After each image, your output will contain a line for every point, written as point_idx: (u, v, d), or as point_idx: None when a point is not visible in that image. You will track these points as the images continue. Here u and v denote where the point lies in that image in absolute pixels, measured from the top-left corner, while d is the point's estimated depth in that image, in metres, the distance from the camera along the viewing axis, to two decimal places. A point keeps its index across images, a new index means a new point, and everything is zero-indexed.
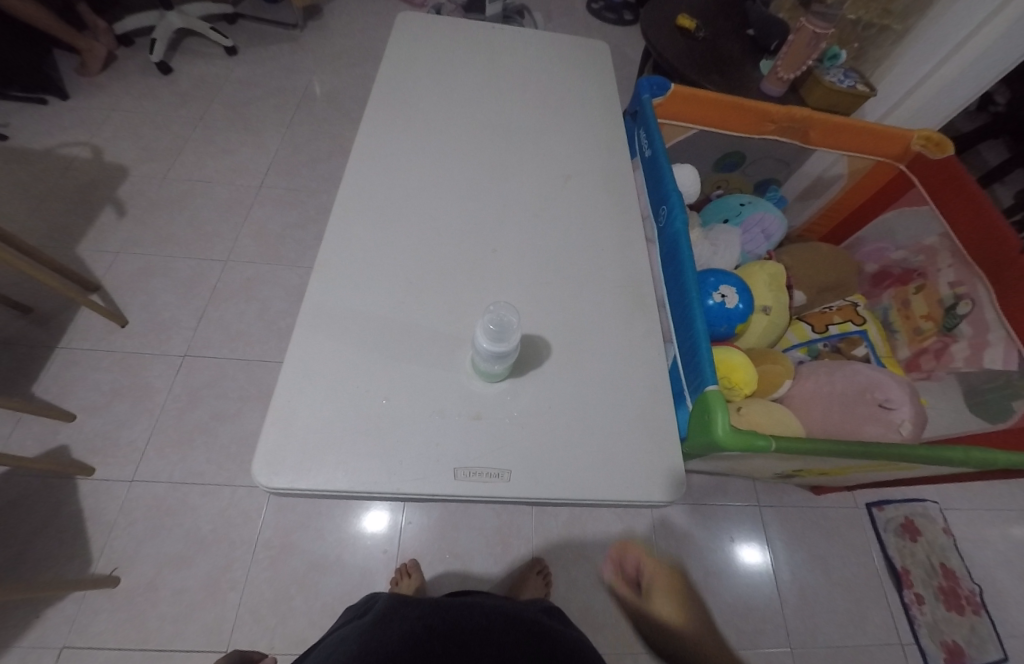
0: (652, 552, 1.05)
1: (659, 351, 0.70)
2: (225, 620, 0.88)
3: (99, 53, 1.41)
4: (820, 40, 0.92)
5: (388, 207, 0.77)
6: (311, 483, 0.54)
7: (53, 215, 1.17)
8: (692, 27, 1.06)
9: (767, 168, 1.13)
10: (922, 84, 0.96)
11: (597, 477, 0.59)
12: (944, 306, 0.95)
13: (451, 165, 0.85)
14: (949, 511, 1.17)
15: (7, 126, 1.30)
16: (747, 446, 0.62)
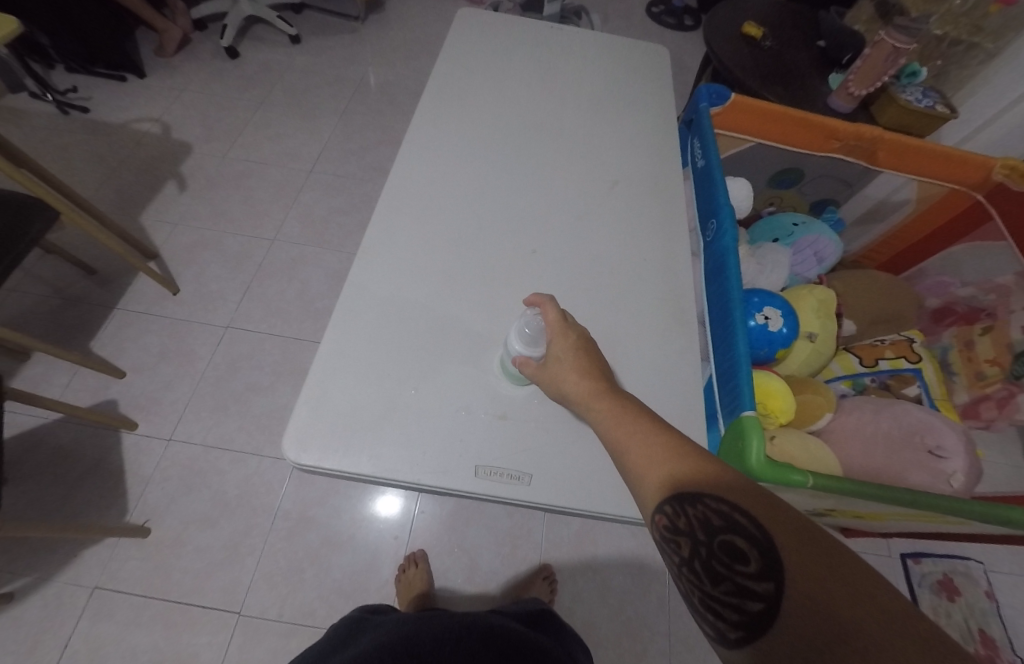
0: (663, 575, 1.01)
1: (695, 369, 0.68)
2: (240, 583, 0.92)
3: (174, 36, 1.50)
4: (900, 55, 0.86)
5: (432, 201, 0.78)
6: (337, 465, 0.56)
7: (124, 185, 1.26)
8: (758, 36, 1.02)
9: (827, 187, 1.07)
10: (1013, 107, 0.88)
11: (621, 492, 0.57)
12: (1013, 352, 0.86)
13: (496, 163, 0.85)
14: (997, 573, 1.08)
15: (91, 101, 1.40)
16: (779, 479, 0.58)
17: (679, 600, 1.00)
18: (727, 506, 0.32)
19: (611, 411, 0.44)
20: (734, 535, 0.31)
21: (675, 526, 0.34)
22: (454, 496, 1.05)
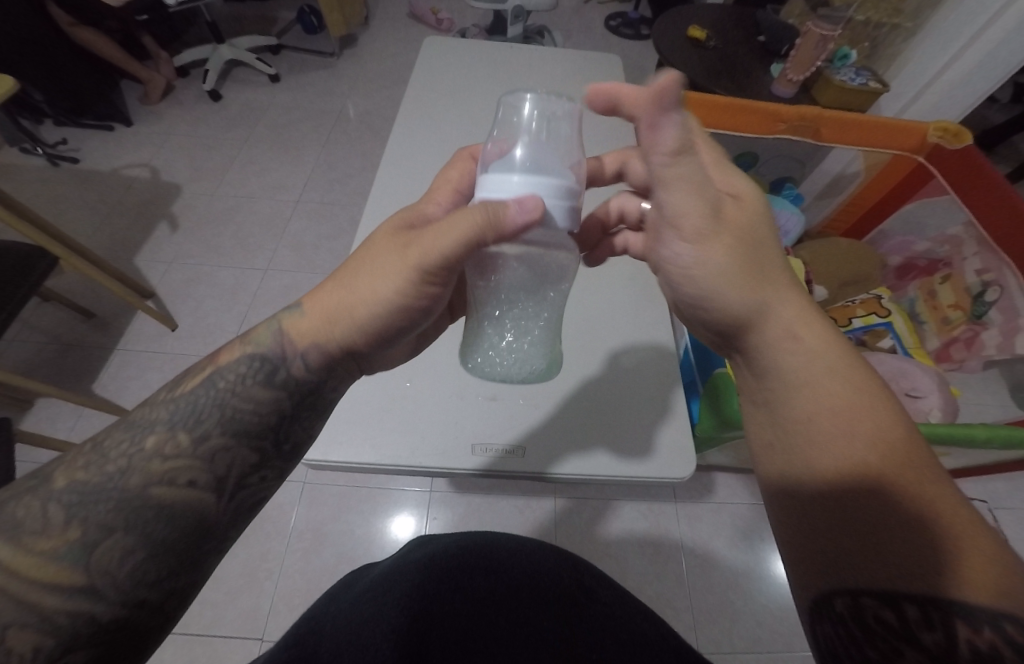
0: (677, 551, 1.03)
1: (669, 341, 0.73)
2: (260, 607, 0.93)
3: (158, 84, 1.57)
4: (827, 41, 0.96)
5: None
6: (339, 456, 0.58)
7: (116, 231, 1.29)
8: (703, 37, 1.11)
9: (783, 166, 1.14)
10: (939, 77, 0.96)
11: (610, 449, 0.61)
12: (972, 295, 0.95)
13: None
14: (998, 514, 1.11)
15: (80, 152, 1.45)
16: None
17: (695, 574, 1.01)
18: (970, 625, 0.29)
19: (842, 430, 0.36)
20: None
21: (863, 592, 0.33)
22: (466, 496, 1.07)
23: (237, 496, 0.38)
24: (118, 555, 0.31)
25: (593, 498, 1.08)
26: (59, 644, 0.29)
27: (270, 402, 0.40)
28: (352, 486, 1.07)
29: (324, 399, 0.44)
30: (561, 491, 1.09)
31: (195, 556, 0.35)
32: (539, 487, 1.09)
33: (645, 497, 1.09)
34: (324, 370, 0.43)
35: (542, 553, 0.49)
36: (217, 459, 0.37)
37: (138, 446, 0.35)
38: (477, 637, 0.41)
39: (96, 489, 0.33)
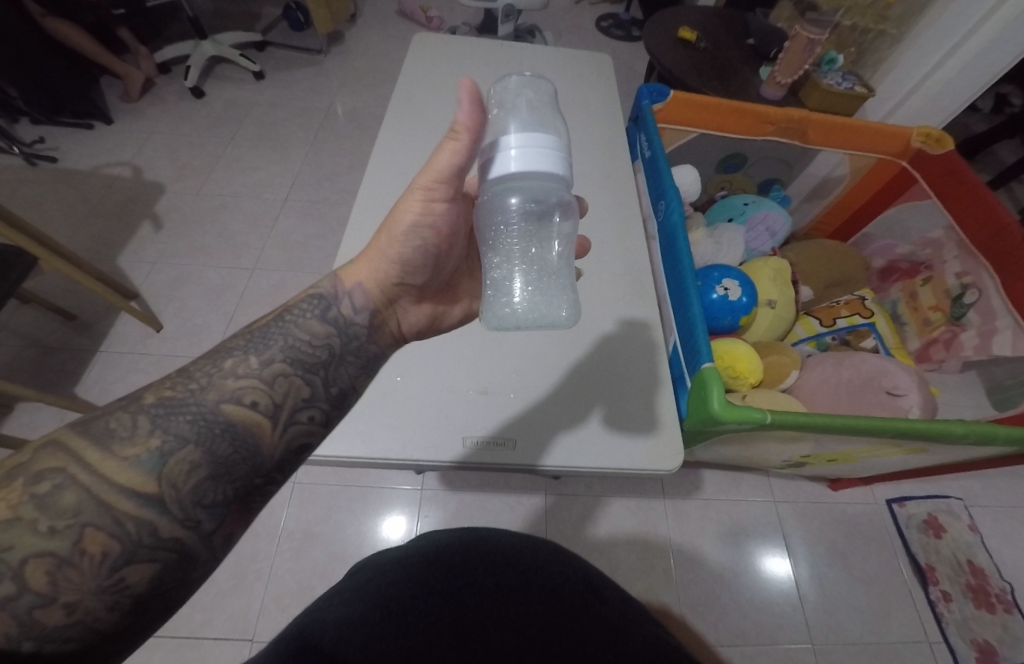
0: (665, 546, 1.05)
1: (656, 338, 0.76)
2: (251, 609, 0.93)
3: (137, 79, 1.52)
4: (816, 45, 0.96)
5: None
6: (330, 452, 0.61)
7: (97, 229, 1.26)
8: (694, 38, 1.11)
9: (771, 168, 1.15)
10: (923, 83, 0.98)
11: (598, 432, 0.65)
12: (951, 296, 0.97)
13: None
14: (973, 510, 1.14)
15: (58, 151, 1.41)
16: (743, 418, 0.68)
17: (683, 570, 1.03)
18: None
19: None
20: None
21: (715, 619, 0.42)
22: (458, 497, 1.07)
23: (288, 432, 0.42)
24: (186, 467, 0.35)
25: (583, 496, 1.10)
26: (122, 551, 0.32)
27: (323, 340, 0.46)
28: (343, 486, 1.07)
29: (367, 350, 0.49)
30: (551, 490, 1.10)
31: (247, 488, 0.39)
32: (530, 485, 1.10)
33: (634, 495, 1.10)
34: (366, 312, 0.48)
35: (548, 550, 0.50)
36: (277, 386, 0.42)
37: (217, 368, 0.40)
38: (486, 623, 0.42)
39: (179, 404, 0.37)
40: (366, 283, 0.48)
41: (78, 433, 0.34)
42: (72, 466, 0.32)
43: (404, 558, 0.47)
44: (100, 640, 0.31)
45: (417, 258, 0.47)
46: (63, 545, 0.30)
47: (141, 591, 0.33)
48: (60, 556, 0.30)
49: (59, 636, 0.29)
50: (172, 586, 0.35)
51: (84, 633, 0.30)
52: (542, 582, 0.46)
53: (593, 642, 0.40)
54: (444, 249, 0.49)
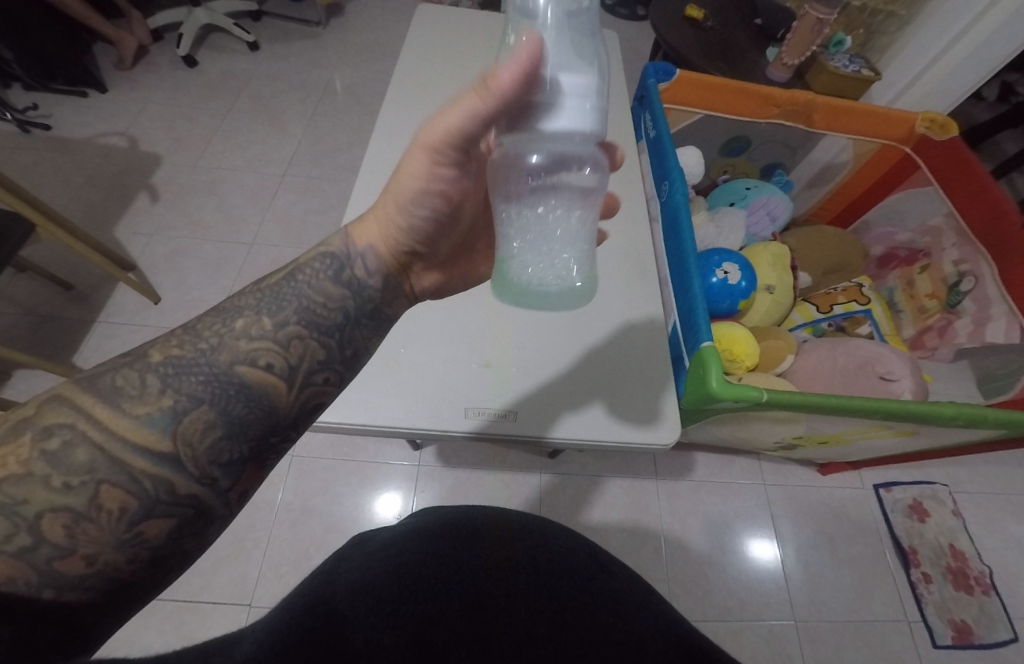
0: (655, 525, 1.07)
1: (653, 319, 0.80)
2: (248, 576, 0.95)
3: (129, 45, 1.49)
4: (824, 25, 0.94)
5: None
6: (337, 417, 0.66)
7: (93, 200, 1.25)
8: (700, 17, 1.09)
9: (773, 152, 1.14)
10: (930, 68, 0.97)
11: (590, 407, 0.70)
12: (948, 284, 0.98)
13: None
14: (958, 496, 1.16)
15: (52, 119, 1.38)
16: (740, 395, 0.70)
17: (672, 547, 1.06)
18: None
19: None
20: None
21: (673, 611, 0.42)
22: (453, 472, 1.09)
23: (304, 391, 0.39)
24: (203, 426, 0.33)
25: (577, 475, 1.12)
26: (140, 507, 0.30)
27: (339, 302, 0.42)
28: (340, 459, 1.08)
29: (384, 313, 0.46)
30: (546, 468, 1.12)
31: (262, 446, 0.37)
32: (525, 463, 1.12)
33: (626, 474, 1.12)
34: (380, 278, 0.44)
35: (554, 528, 0.49)
36: (291, 347, 0.38)
37: (228, 328, 0.36)
38: (495, 593, 0.41)
39: (190, 362, 0.34)
40: (380, 248, 0.43)
41: (87, 391, 0.31)
42: (81, 422, 0.30)
43: (415, 528, 0.44)
44: (117, 592, 0.30)
45: (425, 224, 0.39)
46: (78, 499, 0.28)
47: (158, 547, 0.31)
48: (76, 511, 0.28)
49: (79, 584, 0.28)
50: (187, 546, 0.33)
51: (104, 586, 0.29)
52: (551, 554, 0.45)
53: (603, 612, 0.40)
54: (459, 214, 0.41)
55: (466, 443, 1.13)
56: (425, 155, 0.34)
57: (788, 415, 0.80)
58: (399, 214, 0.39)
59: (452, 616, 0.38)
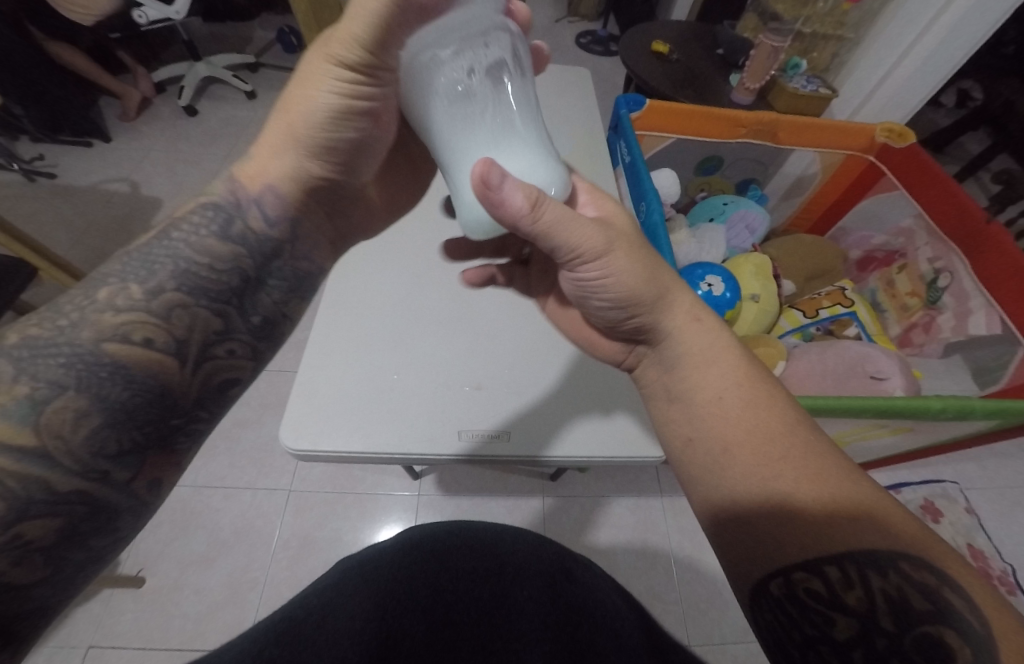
0: (664, 544, 1.05)
1: None
2: (245, 618, 0.92)
3: (133, 97, 1.57)
4: (779, 53, 1.02)
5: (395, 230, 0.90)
6: (331, 446, 0.67)
7: (93, 246, 1.29)
8: (666, 51, 1.17)
9: (747, 169, 1.20)
10: (882, 84, 1.04)
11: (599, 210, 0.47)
12: (926, 282, 1.01)
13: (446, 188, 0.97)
14: (970, 493, 1.14)
15: (57, 167, 1.45)
16: None
17: (682, 565, 1.03)
18: (927, 581, 0.30)
19: None
20: (940, 626, 0.28)
21: (842, 595, 0.32)
22: (454, 498, 1.07)
23: (200, 378, 0.40)
24: (73, 417, 0.31)
25: (580, 494, 1.10)
26: (13, 509, 0.28)
27: (227, 259, 0.42)
28: (339, 492, 1.06)
29: (286, 268, 0.47)
30: (548, 492, 1.10)
31: (162, 432, 0.37)
32: (528, 487, 1.10)
33: (630, 492, 1.11)
34: (279, 219, 0.46)
35: (525, 538, 0.52)
36: (170, 332, 0.38)
37: (91, 301, 0.35)
38: (457, 603, 0.45)
39: (47, 344, 0.32)
40: (282, 189, 0.45)
41: None
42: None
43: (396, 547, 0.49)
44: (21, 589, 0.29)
45: (354, 142, 0.44)
46: (31, 439, 0.29)
47: (52, 549, 0.30)
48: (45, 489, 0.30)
49: (54, 507, 0.30)
50: (93, 546, 0.33)
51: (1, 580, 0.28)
52: (515, 569, 0.48)
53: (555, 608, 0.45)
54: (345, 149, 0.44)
55: (466, 469, 1.11)
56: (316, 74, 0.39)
57: None
58: (309, 140, 0.43)
59: (405, 629, 0.42)
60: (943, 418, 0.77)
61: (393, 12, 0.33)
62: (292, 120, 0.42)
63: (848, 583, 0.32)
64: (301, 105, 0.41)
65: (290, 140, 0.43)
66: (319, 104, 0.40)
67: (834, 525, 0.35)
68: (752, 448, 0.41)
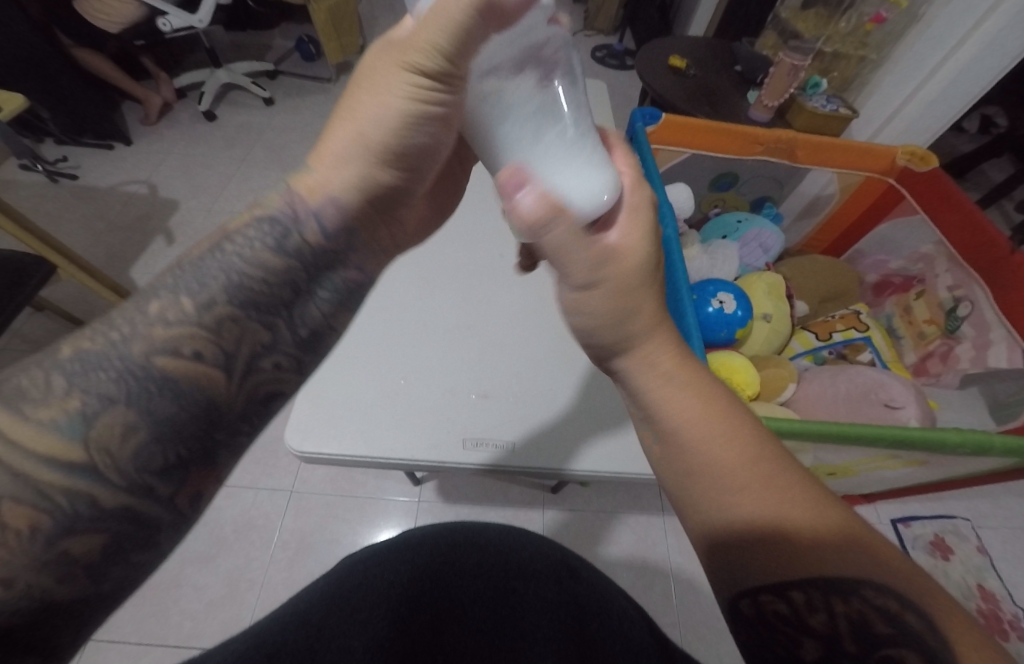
0: (664, 564, 1.04)
1: None
2: (241, 619, 0.92)
3: (155, 102, 1.61)
4: (799, 70, 1.00)
5: None
6: (335, 450, 0.66)
7: (112, 244, 1.32)
8: (683, 66, 1.16)
9: (762, 187, 1.17)
10: (904, 105, 1.01)
11: (617, 239, 0.39)
12: (945, 310, 0.98)
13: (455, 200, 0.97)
14: (983, 530, 1.11)
15: (80, 169, 1.49)
16: None
17: (682, 587, 1.01)
18: (891, 606, 0.28)
19: None
20: (904, 648, 0.27)
21: (807, 620, 0.30)
22: (451, 508, 1.07)
23: (248, 385, 0.35)
24: (119, 430, 0.28)
25: (579, 509, 1.09)
26: (56, 524, 0.26)
27: (280, 269, 0.37)
28: (339, 495, 1.07)
29: (342, 279, 0.42)
30: (548, 504, 1.09)
31: (206, 446, 0.32)
32: (528, 498, 1.09)
33: (630, 509, 1.09)
34: (339, 237, 0.40)
35: (530, 538, 0.48)
36: (222, 337, 0.33)
37: (141, 310, 0.31)
38: (463, 602, 0.45)
39: (98, 354, 0.29)
40: (342, 201, 0.39)
41: None
42: None
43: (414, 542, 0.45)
44: (44, 619, 0.25)
45: (423, 149, 0.40)
46: (80, 453, 0.27)
47: (94, 564, 0.27)
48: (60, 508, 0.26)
49: (93, 524, 0.27)
50: (135, 561, 0.29)
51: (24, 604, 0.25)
52: (522, 565, 0.46)
53: (557, 609, 0.44)
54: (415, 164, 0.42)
55: (466, 478, 1.11)
56: (393, 76, 0.36)
57: (791, 445, 0.79)
58: (377, 149, 0.39)
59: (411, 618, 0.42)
60: (959, 452, 0.74)
61: (476, 20, 0.32)
62: (357, 124, 0.38)
63: (812, 607, 0.30)
64: (369, 110, 0.37)
65: (353, 143, 0.39)
66: (394, 105, 0.37)
67: (802, 547, 0.32)
68: (719, 471, 0.37)
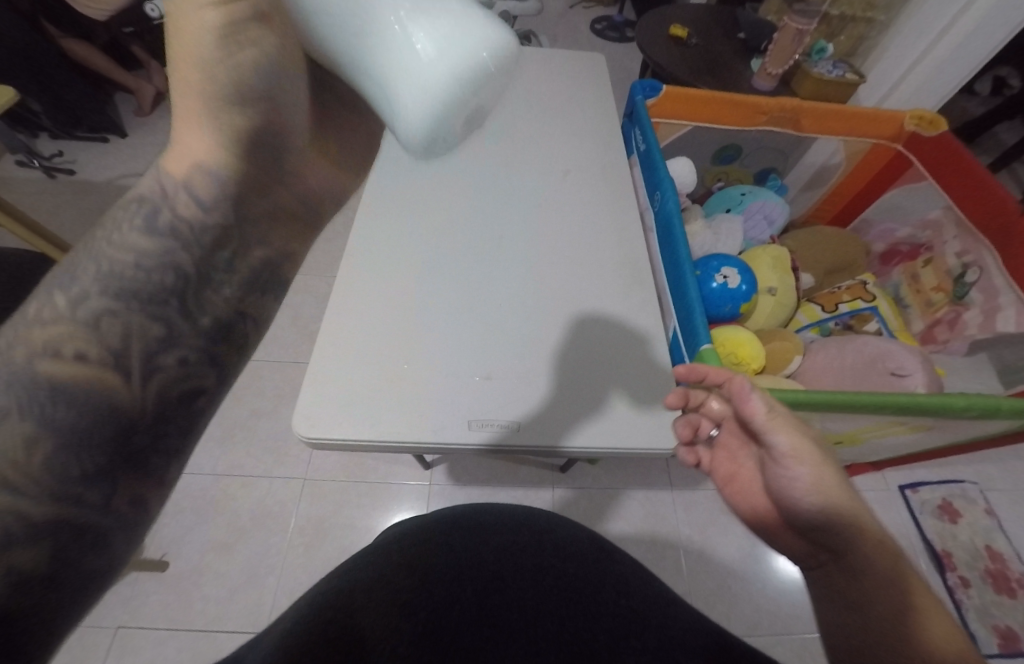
0: (675, 537, 1.06)
1: (652, 323, 0.81)
2: (264, 603, 0.95)
3: (146, 92, 1.58)
4: (804, 36, 0.98)
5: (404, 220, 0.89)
6: (342, 434, 0.67)
7: None
8: (684, 35, 1.13)
9: (766, 158, 1.16)
10: (913, 68, 0.99)
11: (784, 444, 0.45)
12: (953, 276, 0.98)
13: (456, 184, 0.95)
14: (989, 493, 1.12)
15: (76, 163, 1.47)
16: None
17: (693, 558, 1.04)
18: None
19: None
20: None
21: None
22: (463, 490, 1.08)
23: (166, 392, 0.27)
24: (18, 445, 0.22)
25: (589, 487, 1.10)
26: None
27: (155, 255, 0.27)
28: (353, 480, 1.08)
29: (241, 261, 0.31)
30: (558, 483, 1.11)
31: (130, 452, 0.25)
32: (537, 478, 1.11)
33: (639, 485, 1.11)
34: (223, 207, 0.28)
35: (560, 518, 0.50)
36: (110, 335, 0.25)
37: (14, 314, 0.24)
38: (503, 572, 0.44)
39: None
40: (216, 167, 0.27)
41: None
42: None
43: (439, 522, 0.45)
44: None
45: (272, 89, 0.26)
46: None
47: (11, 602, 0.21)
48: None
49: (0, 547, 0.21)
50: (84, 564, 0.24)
51: None
52: (556, 541, 0.47)
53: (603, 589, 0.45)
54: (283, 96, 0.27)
55: (477, 460, 1.12)
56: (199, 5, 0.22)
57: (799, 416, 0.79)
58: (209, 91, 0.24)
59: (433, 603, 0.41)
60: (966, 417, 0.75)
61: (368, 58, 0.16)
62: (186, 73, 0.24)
63: None
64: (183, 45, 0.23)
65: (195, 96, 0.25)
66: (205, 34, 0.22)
67: None
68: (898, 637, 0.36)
